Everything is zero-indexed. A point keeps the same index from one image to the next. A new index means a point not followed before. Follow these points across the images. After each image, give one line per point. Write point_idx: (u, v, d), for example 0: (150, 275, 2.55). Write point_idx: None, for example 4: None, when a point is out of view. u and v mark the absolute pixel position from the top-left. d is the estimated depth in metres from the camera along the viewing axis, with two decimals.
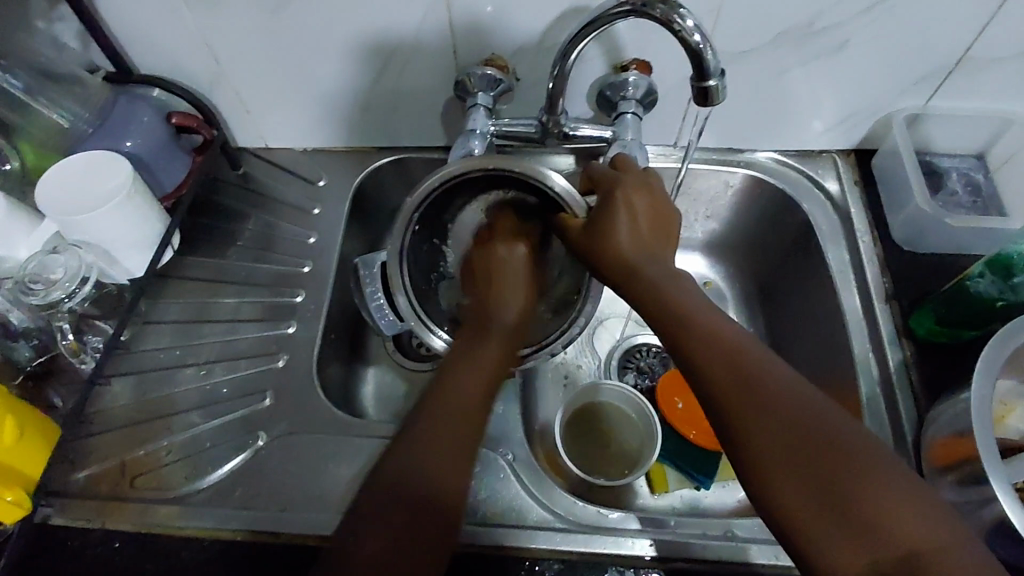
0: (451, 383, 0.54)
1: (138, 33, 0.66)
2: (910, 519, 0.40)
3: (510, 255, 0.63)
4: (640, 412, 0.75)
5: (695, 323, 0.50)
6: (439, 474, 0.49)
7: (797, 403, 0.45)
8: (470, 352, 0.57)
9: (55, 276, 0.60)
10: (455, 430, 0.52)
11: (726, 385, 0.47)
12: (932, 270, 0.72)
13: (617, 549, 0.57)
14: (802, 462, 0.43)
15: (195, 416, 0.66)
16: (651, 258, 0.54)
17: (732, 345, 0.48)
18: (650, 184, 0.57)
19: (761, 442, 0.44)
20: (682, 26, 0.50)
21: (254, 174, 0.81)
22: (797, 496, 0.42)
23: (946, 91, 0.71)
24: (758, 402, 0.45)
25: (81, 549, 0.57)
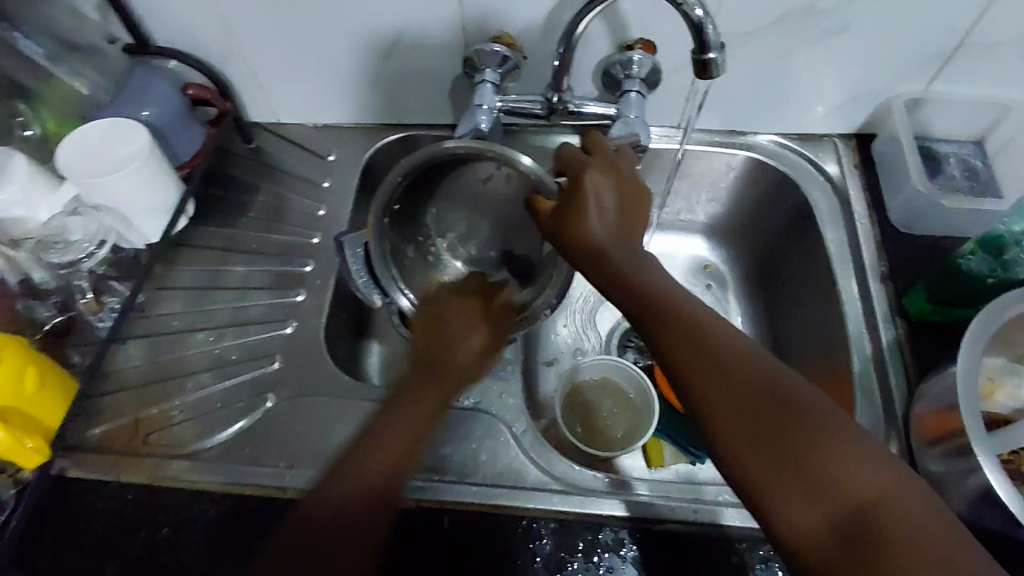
0: (403, 425, 0.54)
1: (156, 5, 0.68)
2: (865, 478, 0.42)
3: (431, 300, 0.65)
4: (641, 392, 0.76)
5: (661, 300, 0.52)
6: (367, 477, 0.51)
7: (757, 373, 0.47)
8: (410, 415, 0.55)
9: (75, 237, 0.64)
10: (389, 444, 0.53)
11: (688, 355, 0.49)
12: (927, 252, 0.73)
13: (599, 509, 0.59)
14: (761, 423, 0.45)
15: (206, 377, 0.68)
16: (620, 242, 0.56)
17: (694, 317, 0.51)
18: (616, 168, 0.58)
19: (723, 413, 0.46)
20: (684, 1, 0.52)
21: (265, 147, 0.83)
22: (760, 463, 0.44)
23: (945, 76, 0.73)
24: (721, 375, 0.47)
25: (98, 501, 0.60)
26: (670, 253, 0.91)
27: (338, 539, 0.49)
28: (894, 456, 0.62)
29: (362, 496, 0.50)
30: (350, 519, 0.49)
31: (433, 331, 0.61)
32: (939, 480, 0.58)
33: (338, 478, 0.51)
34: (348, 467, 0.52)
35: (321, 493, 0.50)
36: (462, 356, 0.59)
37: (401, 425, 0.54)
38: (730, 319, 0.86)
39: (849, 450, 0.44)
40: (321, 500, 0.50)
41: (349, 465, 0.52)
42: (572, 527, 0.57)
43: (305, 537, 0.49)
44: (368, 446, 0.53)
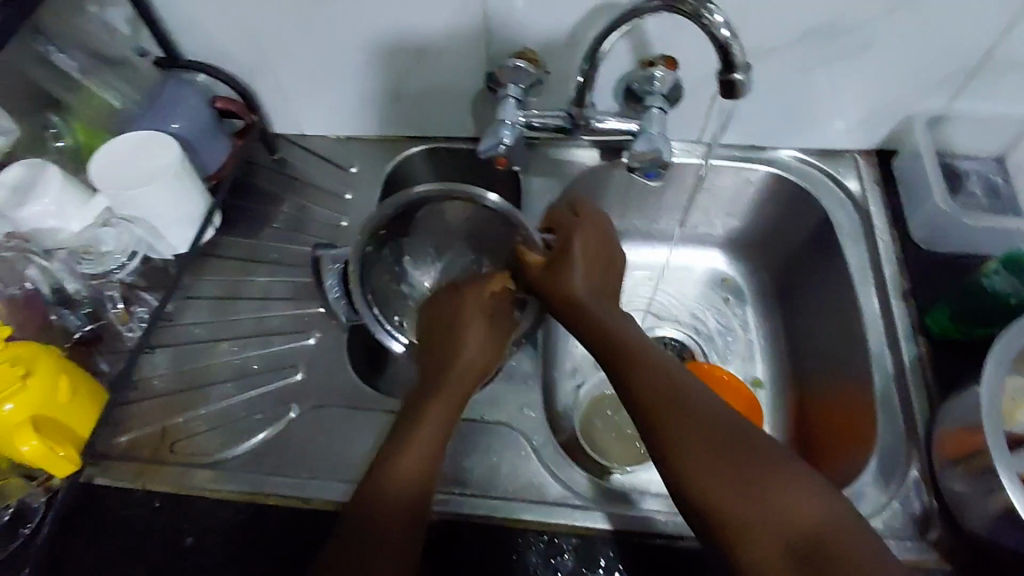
0: (418, 432, 0.58)
1: (187, 20, 0.69)
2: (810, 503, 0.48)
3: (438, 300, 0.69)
4: None
5: (633, 346, 0.59)
6: (399, 471, 0.55)
7: (712, 413, 0.53)
8: (433, 419, 0.59)
9: (107, 248, 0.65)
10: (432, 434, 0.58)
11: (655, 393, 0.55)
12: (948, 269, 0.73)
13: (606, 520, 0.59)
14: (720, 456, 0.51)
15: (229, 387, 0.69)
16: (599, 299, 0.64)
17: (661, 363, 0.58)
18: (600, 227, 0.69)
19: (689, 446, 0.52)
20: (711, 22, 0.52)
21: (289, 158, 0.84)
22: (724, 485, 0.50)
23: (968, 93, 0.73)
24: (684, 413, 0.53)
25: (123, 509, 0.60)
26: (688, 266, 0.91)
27: (382, 543, 0.51)
28: (915, 476, 0.62)
29: (417, 480, 0.55)
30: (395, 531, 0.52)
31: (450, 340, 0.65)
32: (961, 500, 0.58)
33: (403, 470, 0.55)
34: (387, 466, 0.55)
35: (383, 500, 0.53)
36: (464, 356, 0.64)
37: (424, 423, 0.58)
38: (748, 334, 0.86)
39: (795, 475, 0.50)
40: (391, 501, 0.53)
41: (393, 468, 0.55)
42: (592, 544, 0.58)
43: (371, 540, 0.51)
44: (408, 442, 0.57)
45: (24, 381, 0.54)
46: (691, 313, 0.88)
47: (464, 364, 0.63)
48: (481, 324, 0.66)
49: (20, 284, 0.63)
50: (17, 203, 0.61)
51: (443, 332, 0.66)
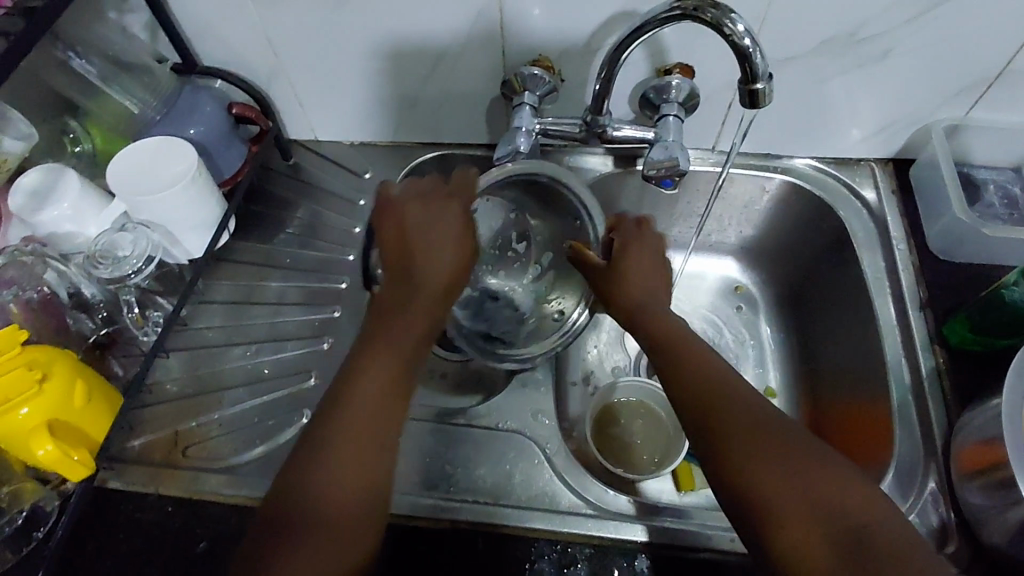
0: (374, 356, 0.53)
1: (205, 26, 0.70)
2: (863, 513, 0.45)
3: (387, 240, 0.59)
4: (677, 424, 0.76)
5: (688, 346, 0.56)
6: (343, 434, 0.50)
7: (767, 411, 0.50)
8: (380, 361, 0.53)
9: (123, 254, 0.63)
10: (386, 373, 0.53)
11: (710, 393, 0.52)
12: (966, 279, 0.72)
13: (620, 532, 0.59)
14: (777, 459, 0.48)
15: (242, 392, 0.69)
16: (653, 298, 0.60)
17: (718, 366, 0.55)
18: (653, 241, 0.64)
19: (734, 439, 0.49)
20: (733, 31, 0.52)
21: (303, 164, 0.85)
22: (769, 484, 0.47)
23: (986, 102, 0.72)
24: (734, 408, 0.51)
25: (135, 513, 0.60)
26: (701, 274, 0.91)
27: (318, 515, 0.47)
28: (933, 489, 0.61)
29: (362, 436, 0.50)
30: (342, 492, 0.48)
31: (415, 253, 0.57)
32: (980, 515, 0.57)
33: (344, 430, 0.50)
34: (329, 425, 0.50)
35: (307, 487, 0.48)
36: (428, 289, 0.56)
37: (371, 371, 0.52)
38: (761, 343, 0.86)
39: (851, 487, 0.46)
40: (310, 495, 0.47)
41: (329, 452, 0.49)
42: (607, 553, 0.57)
43: (296, 510, 0.47)
44: (347, 387, 0.52)
45: (39, 385, 0.54)
46: (704, 321, 0.88)
47: (434, 297, 0.57)
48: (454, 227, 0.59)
49: (37, 288, 0.62)
50: (35, 207, 0.62)
51: (405, 283, 0.57)
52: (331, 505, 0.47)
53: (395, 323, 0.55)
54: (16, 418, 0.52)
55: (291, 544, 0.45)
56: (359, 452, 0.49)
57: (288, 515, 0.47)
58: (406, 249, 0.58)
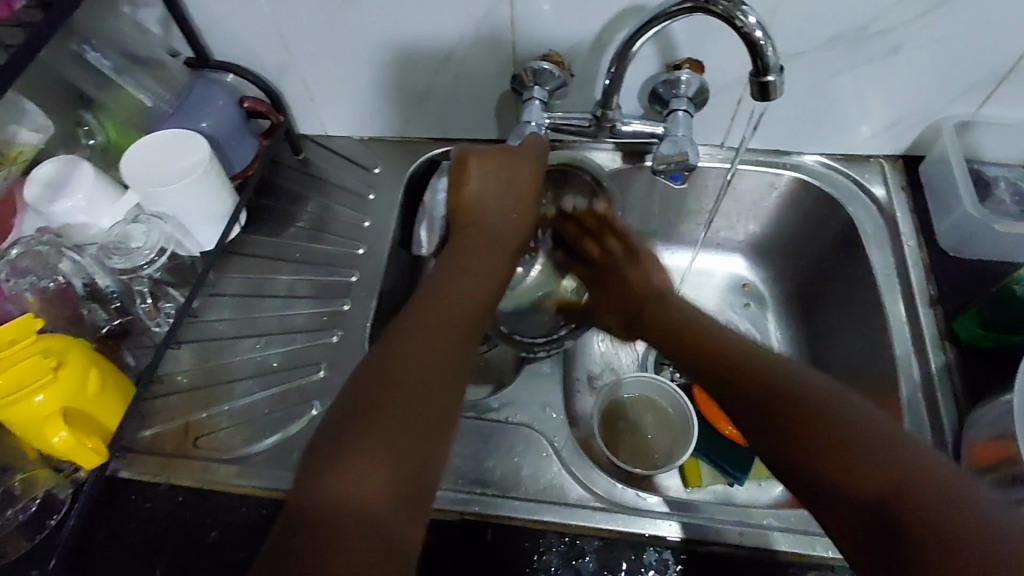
0: (452, 292, 0.56)
1: (218, 21, 0.70)
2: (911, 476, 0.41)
3: (472, 191, 0.62)
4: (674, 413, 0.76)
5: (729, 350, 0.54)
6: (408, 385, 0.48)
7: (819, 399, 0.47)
8: (452, 294, 0.56)
9: (137, 245, 0.65)
10: (459, 311, 0.54)
11: (775, 396, 0.48)
12: (975, 275, 0.72)
13: (635, 527, 0.59)
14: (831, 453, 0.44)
15: (251, 384, 0.70)
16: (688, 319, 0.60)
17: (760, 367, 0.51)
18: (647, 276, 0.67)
19: (816, 417, 0.46)
20: (744, 23, 0.52)
21: (313, 159, 0.85)
22: (837, 470, 0.44)
23: (997, 99, 0.72)
24: (794, 398, 0.48)
25: (147, 502, 0.61)
26: (709, 271, 0.91)
27: (396, 411, 0.46)
28: None
29: (446, 351, 0.51)
30: (412, 405, 0.47)
31: (494, 203, 0.63)
32: None
33: (434, 337, 0.51)
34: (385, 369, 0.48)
35: (337, 479, 0.43)
36: (504, 239, 0.62)
37: (457, 295, 0.55)
38: (769, 340, 0.86)
39: (898, 450, 0.43)
40: (335, 491, 0.43)
41: (376, 429, 0.45)
42: (615, 546, 0.58)
43: (377, 407, 0.46)
44: (428, 308, 0.54)
45: (54, 372, 0.54)
46: (711, 318, 0.88)
47: (504, 250, 0.62)
48: (529, 184, 0.64)
49: (53, 277, 0.63)
50: (50, 198, 0.62)
51: (481, 237, 0.61)
52: (414, 409, 0.47)
53: (475, 268, 0.59)
54: (32, 405, 0.52)
55: (373, 436, 0.45)
56: (439, 366, 0.50)
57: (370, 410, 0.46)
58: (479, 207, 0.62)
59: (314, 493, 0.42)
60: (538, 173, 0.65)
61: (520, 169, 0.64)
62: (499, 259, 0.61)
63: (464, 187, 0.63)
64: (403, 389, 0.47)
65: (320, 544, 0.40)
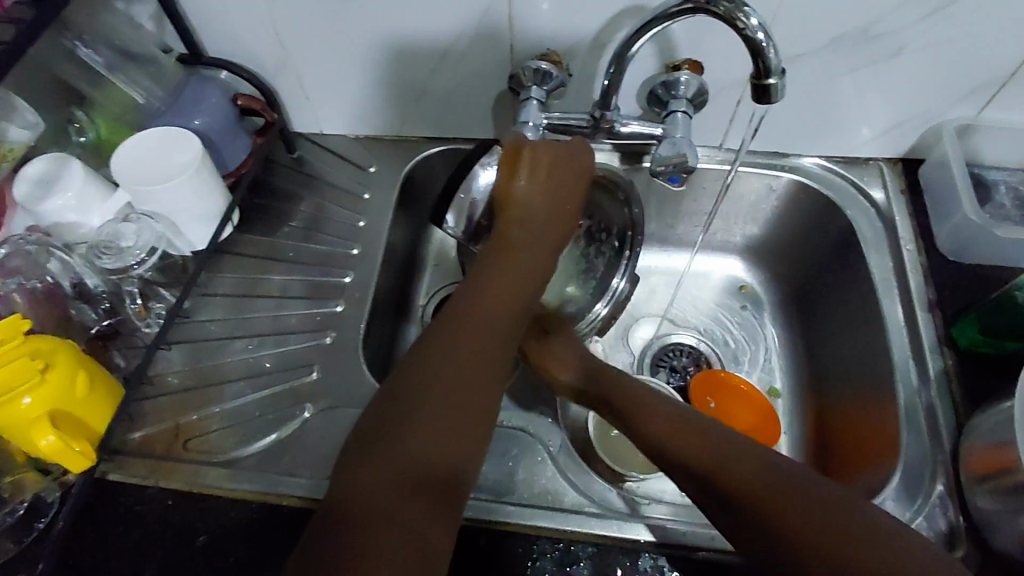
0: (496, 289, 0.57)
1: (212, 17, 0.69)
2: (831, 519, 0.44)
3: (519, 188, 0.63)
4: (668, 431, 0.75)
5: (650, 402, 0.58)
6: (456, 381, 0.49)
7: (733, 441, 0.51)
8: (496, 290, 0.57)
9: (127, 244, 0.63)
10: (503, 311, 0.55)
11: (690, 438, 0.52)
12: (975, 280, 0.72)
13: (636, 535, 0.58)
14: (742, 487, 0.47)
15: (243, 386, 0.69)
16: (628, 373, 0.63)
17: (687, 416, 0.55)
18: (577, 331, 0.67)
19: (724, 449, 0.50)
20: (746, 25, 0.51)
21: (307, 157, 0.84)
22: (783, 514, 0.45)
23: (999, 102, 0.71)
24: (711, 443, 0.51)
25: (135, 506, 0.60)
26: (706, 273, 0.90)
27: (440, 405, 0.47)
28: (941, 492, 0.60)
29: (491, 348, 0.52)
30: (454, 398, 0.48)
31: (541, 201, 0.64)
32: (991, 518, 0.56)
33: (481, 338, 0.52)
34: (431, 361, 0.50)
35: (369, 478, 0.43)
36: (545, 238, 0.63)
37: (503, 293, 0.57)
38: (766, 343, 0.85)
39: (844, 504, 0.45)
40: (368, 493, 0.42)
41: (417, 426, 0.46)
42: (609, 552, 0.56)
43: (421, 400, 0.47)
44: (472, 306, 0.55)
45: (42, 374, 0.53)
46: (709, 320, 0.88)
47: (546, 250, 0.63)
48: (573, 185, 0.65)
49: (41, 277, 0.62)
50: (39, 196, 0.61)
51: (523, 236, 0.62)
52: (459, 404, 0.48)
53: (518, 267, 0.60)
54: (19, 408, 0.51)
55: (414, 431, 0.46)
56: (485, 363, 0.51)
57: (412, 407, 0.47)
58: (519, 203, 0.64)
59: (349, 487, 0.43)
60: (583, 177, 0.66)
61: (566, 169, 0.64)
62: (540, 258, 0.62)
63: (511, 182, 0.64)
64: (446, 386, 0.48)
65: (353, 540, 0.40)
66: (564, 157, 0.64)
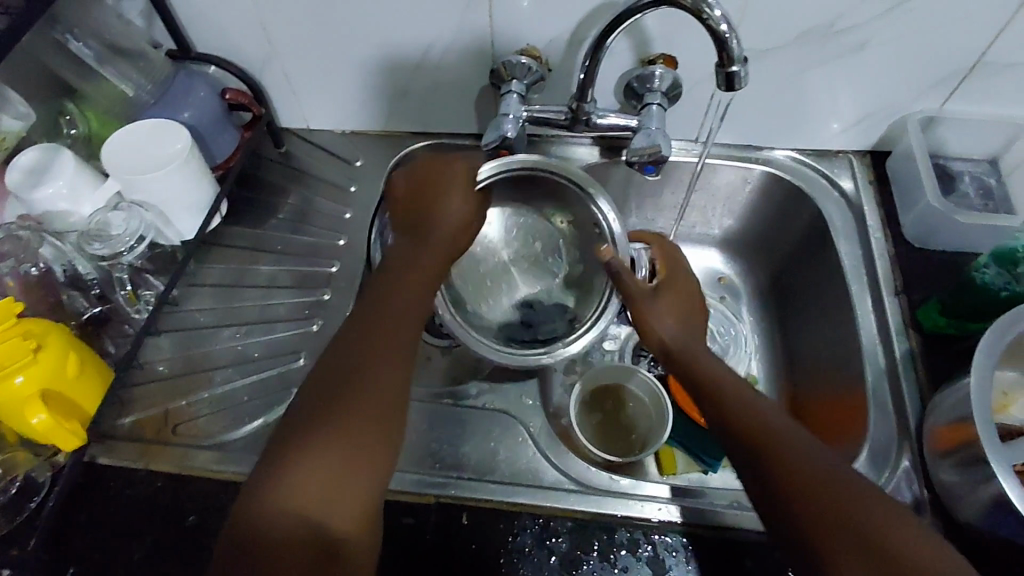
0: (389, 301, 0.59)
1: (199, 13, 0.71)
2: (868, 509, 0.46)
3: (407, 201, 0.68)
4: (642, 436, 0.76)
5: (718, 378, 0.58)
6: (352, 391, 0.53)
7: (785, 431, 0.52)
8: (392, 296, 0.60)
9: (117, 232, 0.64)
10: (397, 313, 0.59)
11: (745, 424, 0.54)
12: (940, 266, 0.75)
13: (626, 510, 0.60)
14: (794, 471, 0.49)
15: (231, 372, 0.70)
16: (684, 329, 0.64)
17: (740, 396, 0.57)
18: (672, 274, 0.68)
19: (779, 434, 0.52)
20: (710, 16, 0.54)
21: (295, 152, 0.86)
22: (877, 533, 0.45)
23: (960, 95, 0.74)
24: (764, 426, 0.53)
25: (125, 488, 0.61)
26: None
27: (343, 440, 0.50)
28: (906, 467, 0.63)
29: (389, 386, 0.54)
30: (355, 438, 0.51)
31: (431, 208, 0.67)
32: (952, 490, 0.59)
33: (377, 353, 0.55)
34: (327, 371, 0.54)
35: (276, 495, 0.47)
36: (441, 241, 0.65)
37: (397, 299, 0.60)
38: (744, 332, 0.88)
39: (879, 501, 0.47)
40: (273, 507, 0.46)
41: (321, 438, 0.50)
42: (587, 526, 0.58)
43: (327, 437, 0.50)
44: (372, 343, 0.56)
45: (34, 354, 0.55)
46: None
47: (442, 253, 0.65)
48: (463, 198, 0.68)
49: (34, 262, 0.63)
50: (32, 184, 0.63)
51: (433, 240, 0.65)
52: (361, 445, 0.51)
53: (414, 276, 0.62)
54: (12, 386, 0.53)
55: (313, 445, 0.49)
56: (374, 372, 0.54)
57: (323, 418, 0.51)
58: (425, 227, 0.66)
59: (254, 510, 0.46)
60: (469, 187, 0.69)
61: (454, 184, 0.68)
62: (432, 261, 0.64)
63: (404, 198, 0.68)
64: (349, 393, 0.53)
65: (255, 558, 0.44)
66: (448, 175, 0.68)
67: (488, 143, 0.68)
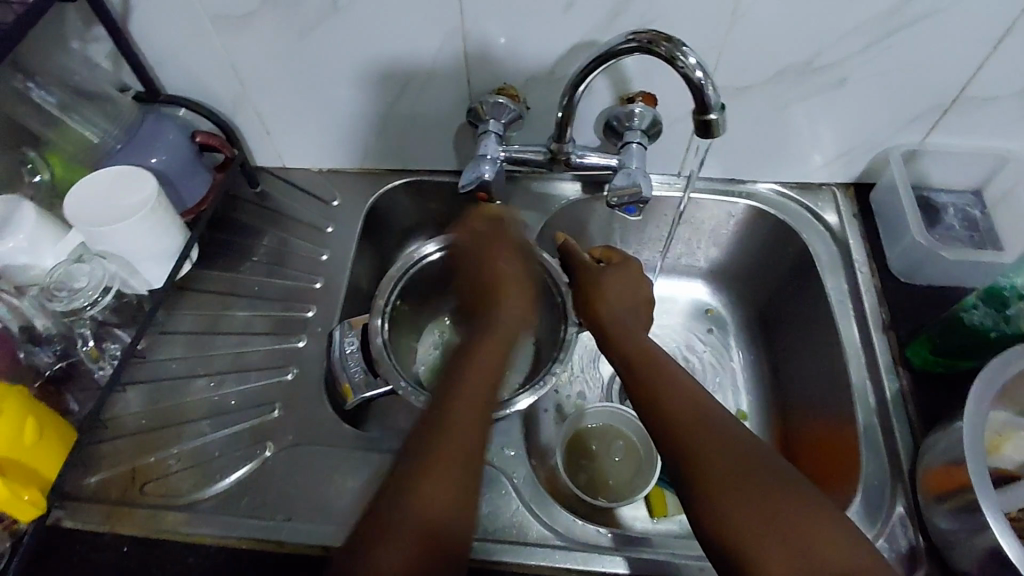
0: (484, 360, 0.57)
1: (167, 55, 0.69)
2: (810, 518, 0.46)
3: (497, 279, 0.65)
4: (639, 476, 0.73)
5: (657, 362, 0.58)
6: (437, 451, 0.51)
7: (734, 431, 0.51)
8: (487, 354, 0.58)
9: (80, 284, 0.63)
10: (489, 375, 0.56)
11: (684, 416, 0.53)
12: (927, 300, 0.74)
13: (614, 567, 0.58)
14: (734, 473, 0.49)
15: (204, 425, 0.68)
16: (630, 318, 0.64)
17: (682, 385, 0.55)
18: (622, 273, 0.68)
19: (712, 427, 0.52)
20: (684, 64, 0.53)
21: (270, 192, 0.84)
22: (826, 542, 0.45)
23: (942, 128, 0.73)
24: (701, 420, 0.52)
25: (89, 553, 0.59)
26: (672, 297, 0.91)
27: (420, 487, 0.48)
28: (900, 513, 0.61)
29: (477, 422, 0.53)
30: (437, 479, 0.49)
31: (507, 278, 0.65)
32: (948, 538, 0.57)
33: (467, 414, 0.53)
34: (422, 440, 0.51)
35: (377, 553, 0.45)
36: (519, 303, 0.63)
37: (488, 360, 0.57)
38: (730, 365, 0.86)
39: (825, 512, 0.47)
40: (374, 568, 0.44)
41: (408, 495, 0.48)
42: None
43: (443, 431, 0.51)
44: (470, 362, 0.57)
45: None
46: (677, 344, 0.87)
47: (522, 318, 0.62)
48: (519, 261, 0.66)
49: None
50: None
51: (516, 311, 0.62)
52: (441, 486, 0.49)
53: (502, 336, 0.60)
54: None
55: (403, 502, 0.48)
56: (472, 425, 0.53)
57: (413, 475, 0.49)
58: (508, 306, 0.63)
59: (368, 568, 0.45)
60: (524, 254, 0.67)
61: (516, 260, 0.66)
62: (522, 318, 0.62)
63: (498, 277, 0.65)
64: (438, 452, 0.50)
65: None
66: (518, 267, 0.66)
67: (463, 187, 0.67)
